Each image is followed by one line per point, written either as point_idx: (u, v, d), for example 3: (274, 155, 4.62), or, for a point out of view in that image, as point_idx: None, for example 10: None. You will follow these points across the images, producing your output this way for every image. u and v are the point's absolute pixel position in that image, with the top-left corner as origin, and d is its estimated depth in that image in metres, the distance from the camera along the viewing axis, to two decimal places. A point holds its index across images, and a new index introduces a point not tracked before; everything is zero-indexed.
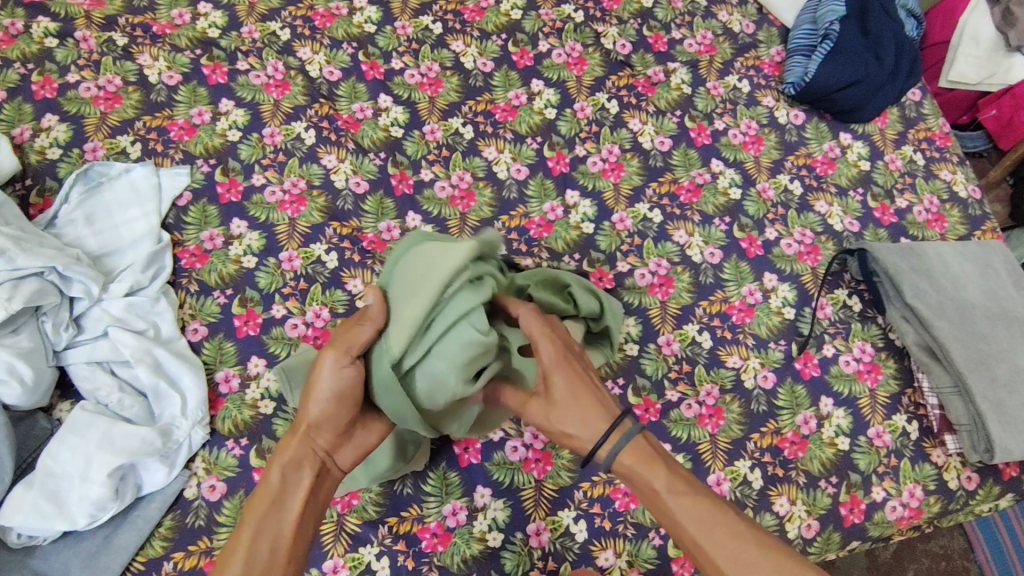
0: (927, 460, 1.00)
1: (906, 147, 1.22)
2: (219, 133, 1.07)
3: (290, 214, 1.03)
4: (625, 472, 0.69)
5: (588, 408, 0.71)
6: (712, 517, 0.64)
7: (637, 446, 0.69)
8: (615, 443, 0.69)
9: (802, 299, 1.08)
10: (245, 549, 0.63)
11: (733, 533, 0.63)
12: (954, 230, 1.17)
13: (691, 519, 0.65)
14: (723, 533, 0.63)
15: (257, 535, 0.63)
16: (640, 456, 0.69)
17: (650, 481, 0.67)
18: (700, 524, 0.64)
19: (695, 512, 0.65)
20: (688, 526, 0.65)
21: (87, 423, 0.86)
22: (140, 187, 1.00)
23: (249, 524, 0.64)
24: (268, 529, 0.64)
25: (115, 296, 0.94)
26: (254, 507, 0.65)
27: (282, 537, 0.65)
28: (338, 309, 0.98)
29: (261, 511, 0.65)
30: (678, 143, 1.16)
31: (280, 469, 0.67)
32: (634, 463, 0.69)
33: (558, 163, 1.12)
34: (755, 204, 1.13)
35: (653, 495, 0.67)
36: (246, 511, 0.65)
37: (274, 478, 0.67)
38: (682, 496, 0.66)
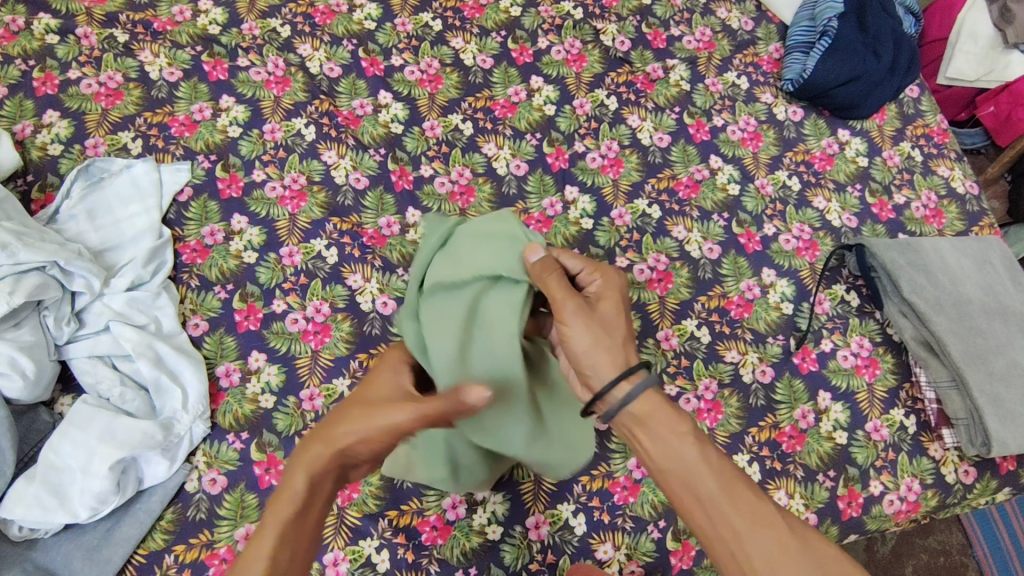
0: (925, 454, 1.00)
1: (904, 143, 1.23)
2: (220, 130, 1.08)
3: (291, 210, 1.04)
4: (644, 417, 0.68)
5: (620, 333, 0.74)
6: (731, 478, 0.66)
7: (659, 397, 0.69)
8: (639, 382, 0.69)
9: (800, 294, 1.08)
10: (266, 558, 0.62)
11: (750, 495, 0.65)
12: (952, 226, 1.17)
13: (709, 474, 0.66)
14: (745, 498, 0.65)
15: (281, 544, 0.63)
16: (657, 408, 0.69)
17: (676, 431, 0.67)
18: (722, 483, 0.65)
19: (715, 470, 0.66)
20: (706, 481, 0.66)
21: (89, 416, 0.87)
22: (141, 183, 1.01)
23: (272, 530, 0.63)
24: (290, 537, 0.64)
25: (116, 291, 0.94)
26: (278, 510, 0.65)
27: (302, 542, 0.65)
28: (338, 303, 0.99)
29: (286, 520, 0.64)
30: (677, 139, 1.17)
31: (306, 476, 0.66)
32: (652, 413, 0.68)
33: (558, 159, 1.13)
34: (753, 200, 1.14)
35: (672, 445, 0.67)
36: (268, 513, 0.65)
37: (300, 485, 0.65)
38: (707, 452, 0.67)
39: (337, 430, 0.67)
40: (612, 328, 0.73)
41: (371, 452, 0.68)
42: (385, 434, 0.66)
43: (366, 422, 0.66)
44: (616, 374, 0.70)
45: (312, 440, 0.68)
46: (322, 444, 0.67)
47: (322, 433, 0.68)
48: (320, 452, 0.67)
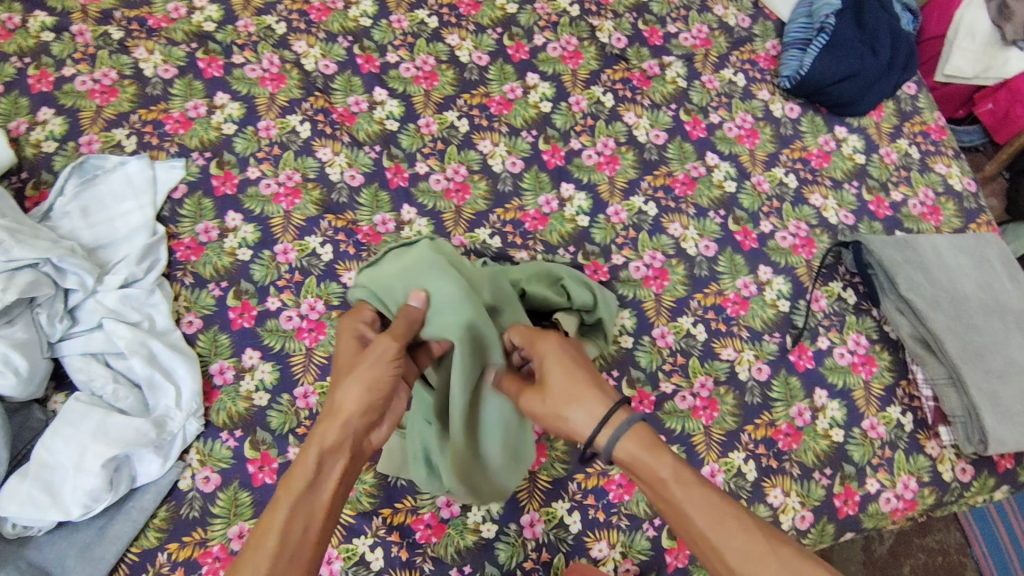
0: (921, 452, 1.00)
1: (901, 140, 1.22)
2: (215, 127, 1.07)
3: (285, 207, 1.03)
4: (625, 457, 0.67)
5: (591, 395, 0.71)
6: (721, 513, 0.62)
7: (639, 437, 0.67)
8: (616, 426, 0.68)
9: (797, 292, 1.08)
10: (276, 535, 0.60)
11: (743, 530, 0.61)
12: (949, 223, 1.17)
13: (696, 511, 0.62)
14: (734, 529, 0.61)
15: (293, 516, 0.62)
16: (640, 449, 0.66)
17: (655, 470, 0.65)
18: (710, 514, 0.62)
19: (701, 506, 0.62)
20: (696, 518, 0.62)
21: (82, 414, 0.86)
22: (135, 180, 1.01)
23: (281, 507, 0.62)
24: (302, 513, 0.62)
25: (109, 288, 0.94)
26: (289, 489, 0.63)
27: (315, 524, 0.63)
28: (332, 301, 0.99)
29: (297, 495, 0.63)
30: (673, 137, 1.16)
31: (318, 453, 0.66)
32: (635, 453, 0.66)
33: (553, 156, 1.12)
34: (749, 197, 1.13)
35: (657, 485, 0.65)
36: (278, 492, 0.63)
37: (311, 459, 0.65)
38: (689, 486, 0.63)
39: (336, 401, 0.70)
40: (580, 392, 0.71)
41: (376, 407, 0.70)
42: (382, 371, 0.71)
43: (358, 376, 0.70)
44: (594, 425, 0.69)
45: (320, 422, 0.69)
46: (327, 421, 0.69)
47: (326, 411, 0.70)
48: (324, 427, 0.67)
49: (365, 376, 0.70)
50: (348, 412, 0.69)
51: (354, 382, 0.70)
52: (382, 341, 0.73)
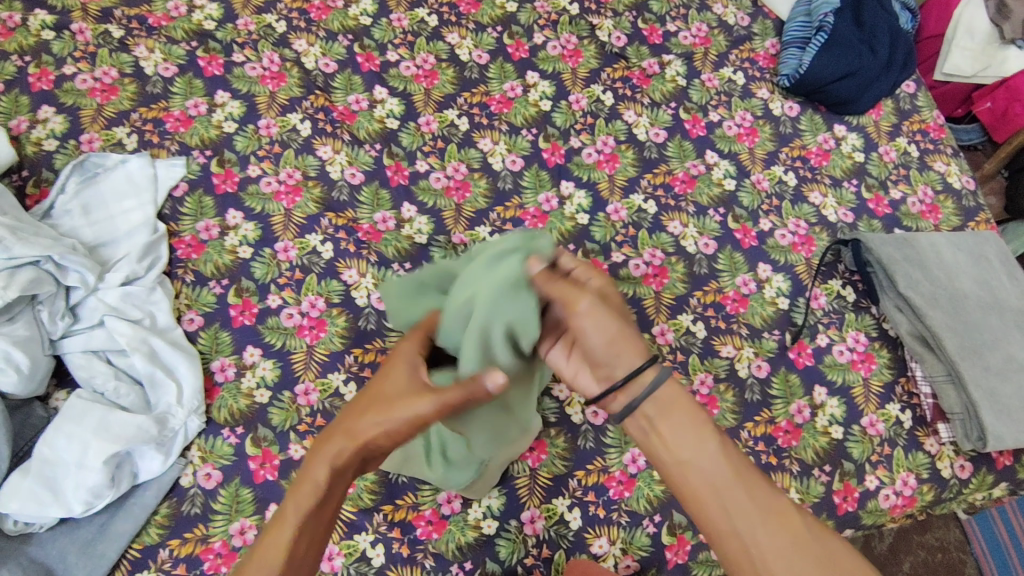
0: (920, 449, 1.00)
1: (900, 138, 1.23)
2: (215, 125, 1.08)
3: (286, 205, 1.04)
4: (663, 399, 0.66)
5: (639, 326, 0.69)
6: (749, 471, 0.64)
7: (679, 387, 0.67)
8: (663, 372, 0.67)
9: (796, 290, 1.08)
10: (281, 550, 0.63)
11: (766, 491, 0.64)
12: (948, 221, 1.17)
13: (727, 465, 0.64)
14: (757, 489, 0.64)
15: (298, 536, 0.64)
16: (678, 398, 0.67)
17: (695, 419, 0.66)
18: (739, 470, 0.64)
19: (731, 461, 0.65)
20: (727, 470, 0.64)
21: (84, 411, 0.87)
22: (136, 178, 1.01)
23: (288, 525, 0.63)
24: (310, 526, 0.65)
25: (111, 285, 0.94)
26: (298, 504, 0.64)
27: (318, 532, 0.66)
28: (333, 299, 0.99)
29: (305, 515, 0.64)
30: (673, 135, 1.17)
31: (328, 469, 0.65)
32: (671, 406, 0.66)
33: (553, 155, 1.12)
34: (749, 195, 1.14)
35: (693, 435, 0.65)
36: (288, 502, 0.65)
37: (322, 479, 0.64)
38: (724, 440, 0.66)
39: (359, 425, 0.65)
40: (625, 315, 0.70)
41: (395, 442, 0.67)
42: (411, 428, 0.64)
43: (391, 420, 0.64)
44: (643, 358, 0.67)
45: (334, 434, 0.66)
46: (344, 440, 0.65)
47: (343, 428, 0.66)
48: (341, 448, 0.65)
49: (391, 422, 0.64)
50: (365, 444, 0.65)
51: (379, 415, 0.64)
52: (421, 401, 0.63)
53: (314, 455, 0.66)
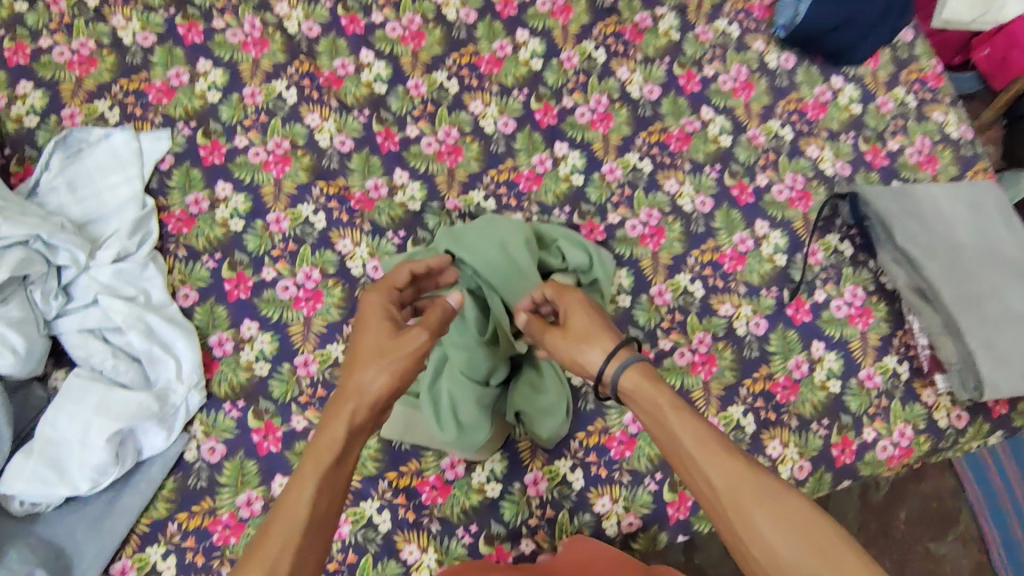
0: (917, 401, 1.01)
1: (898, 89, 1.20)
2: (199, 95, 1.05)
3: (275, 175, 1.02)
4: (627, 390, 0.70)
5: (603, 340, 0.73)
6: (715, 443, 0.64)
7: (640, 372, 0.69)
8: (620, 361, 0.71)
9: (793, 246, 1.07)
10: (308, 503, 0.62)
11: (730, 459, 0.62)
12: (946, 172, 1.16)
13: (688, 437, 0.65)
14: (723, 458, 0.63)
15: (320, 492, 0.63)
16: (638, 382, 0.69)
17: (654, 398, 0.67)
18: (701, 445, 0.64)
19: (694, 435, 0.65)
20: (688, 446, 0.64)
21: (83, 390, 0.87)
22: (122, 153, 0.99)
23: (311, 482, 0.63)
24: (329, 485, 0.64)
25: (102, 262, 0.93)
26: (317, 460, 0.64)
27: (334, 500, 0.64)
28: (328, 269, 0.99)
29: (326, 468, 0.64)
30: (667, 91, 1.14)
31: (346, 425, 0.66)
32: (633, 388, 0.70)
33: (546, 115, 1.10)
34: (745, 151, 1.12)
35: (654, 413, 0.67)
36: (308, 462, 0.64)
37: (340, 433, 0.66)
38: (686, 417, 0.66)
39: (365, 379, 0.68)
40: (594, 335, 0.74)
41: (400, 388, 0.71)
42: (414, 364, 0.70)
43: (391, 362, 0.69)
44: (602, 360, 0.72)
45: (343, 395, 0.68)
46: (355, 399, 0.68)
47: (352, 386, 0.68)
48: (352, 407, 0.67)
49: (391, 362, 0.69)
50: (376, 395, 0.68)
51: (383, 369, 0.68)
52: (412, 334, 0.70)
53: (329, 419, 0.67)
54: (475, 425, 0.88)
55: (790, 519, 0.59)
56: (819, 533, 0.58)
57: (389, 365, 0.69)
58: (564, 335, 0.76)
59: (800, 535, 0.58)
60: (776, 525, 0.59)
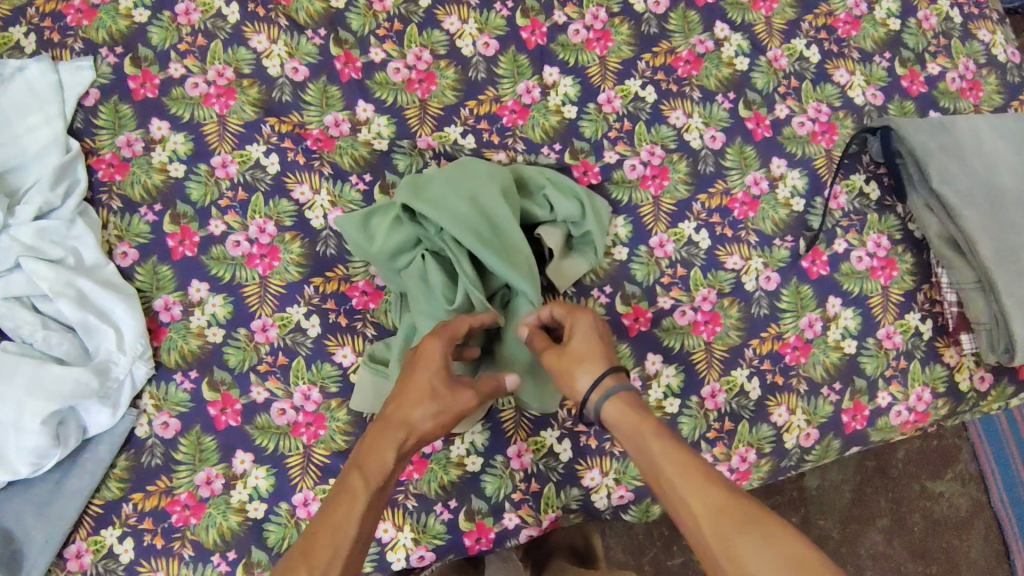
0: (938, 361, 0.92)
1: (942, 0, 1.04)
2: (124, 15, 0.89)
3: (218, 110, 0.88)
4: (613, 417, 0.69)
5: (595, 363, 0.72)
6: (695, 465, 0.61)
7: (626, 400, 0.69)
8: (605, 390, 0.70)
9: (814, 188, 0.95)
10: (355, 527, 0.60)
11: (707, 481, 0.60)
12: (989, 100, 1.02)
13: (667, 461, 0.63)
14: (699, 477, 0.60)
15: (366, 517, 0.62)
16: (621, 411, 0.69)
17: (637, 423, 0.67)
18: (680, 467, 0.62)
19: (672, 459, 0.63)
20: (665, 466, 0.63)
21: (11, 366, 0.77)
22: (38, 87, 0.85)
23: (362, 501, 0.62)
24: (373, 512, 0.63)
25: (23, 220, 0.81)
26: (368, 481, 0.64)
27: (372, 527, 0.64)
28: (285, 222, 0.87)
29: (376, 492, 0.63)
30: (676, 4, 0.98)
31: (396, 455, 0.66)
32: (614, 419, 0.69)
33: (534, 34, 0.94)
34: (764, 76, 0.97)
35: (636, 439, 0.66)
36: (359, 480, 0.63)
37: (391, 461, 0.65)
38: (667, 441, 0.64)
39: (417, 415, 0.68)
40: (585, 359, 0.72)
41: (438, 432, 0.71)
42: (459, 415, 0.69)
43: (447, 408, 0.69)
44: (588, 384, 0.71)
45: (392, 423, 0.68)
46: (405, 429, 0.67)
47: (401, 418, 0.68)
48: (403, 438, 0.67)
49: (441, 405, 0.68)
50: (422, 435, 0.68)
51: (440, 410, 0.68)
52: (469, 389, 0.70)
53: (379, 442, 0.67)
54: None
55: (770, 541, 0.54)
56: (798, 553, 0.53)
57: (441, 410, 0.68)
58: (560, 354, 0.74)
59: (776, 551, 0.54)
60: (756, 545, 0.54)
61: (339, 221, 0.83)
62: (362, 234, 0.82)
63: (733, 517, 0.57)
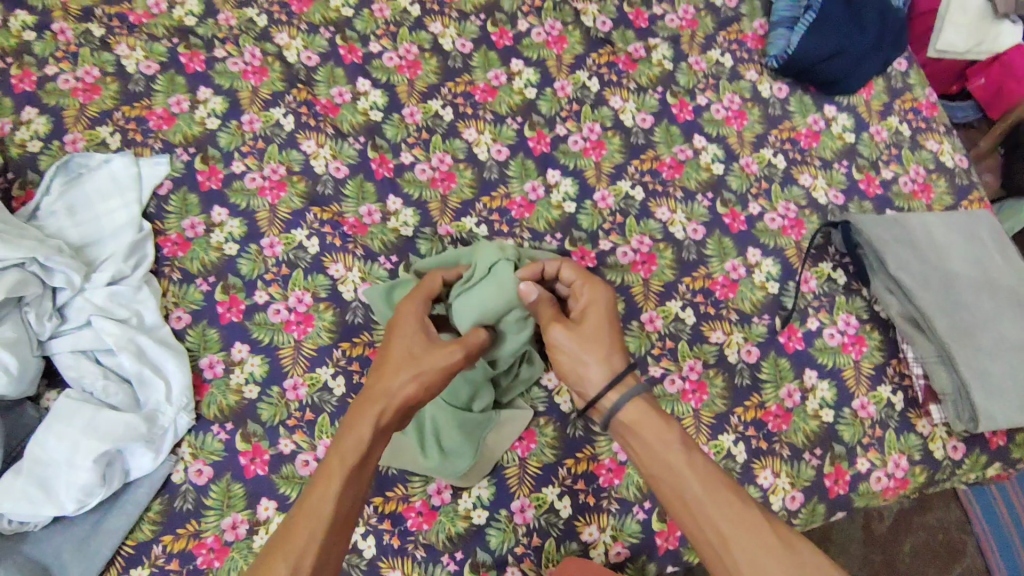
0: (912, 431, 1.00)
1: (892, 118, 1.21)
2: (198, 122, 1.07)
3: (270, 200, 1.03)
4: (628, 421, 0.76)
5: (608, 350, 0.79)
6: (718, 479, 0.71)
7: (644, 402, 0.77)
8: (624, 390, 0.77)
9: (786, 273, 1.07)
10: (332, 504, 0.69)
11: (735, 499, 0.70)
12: (940, 201, 1.16)
13: (694, 473, 0.72)
14: (725, 493, 0.70)
15: (347, 487, 0.70)
16: (641, 416, 0.76)
17: (660, 431, 0.74)
18: (705, 481, 0.71)
19: (698, 470, 0.72)
20: (692, 480, 0.71)
21: (73, 411, 0.87)
22: (121, 177, 1.01)
23: (340, 477, 0.70)
24: (354, 483, 0.71)
25: (97, 285, 0.94)
26: (345, 456, 0.72)
27: (356, 497, 0.72)
28: (320, 293, 1.00)
29: (352, 465, 0.71)
30: (660, 120, 1.15)
31: (372, 428, 0.74)
32: (633, 420, 0.76)
33: (539, 143, 1.11)
34: (737, 179, 1.13)
35: (658, 445, 0.74)
36: (336, 458, 0.72)
37: (367, 434, 0.73)
38: (691, 453, 0.73)
39: (395, 385, 0.76)
40: (604, 339, 0.80)
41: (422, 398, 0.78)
42: (436, 368, 0.78)
43: (417, 372, 0.77)
44: (605, 383, 0.77)
45: (371, 399, 0.76)
46: (385, 399, 0.75)
47: (380, 392, 0.76)
48: (380, 410, 0.75)
49: (418, 369, 0.77)
50: (405, 398, 0.76)
51: (413, 376, 0.77)
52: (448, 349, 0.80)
53: (359, 415, 0.74)
54: (459, 451, 0.91)
55: (791, 558, 0.67)
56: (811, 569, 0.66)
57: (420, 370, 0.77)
58: (573, 332, 0.80)
59: (795, 562, 0.66)
60: (780, 563, 0.66)
61: (367, 293, 0.96)
62: (385, 303, 0.95)
63: (758, 535, 0.68)
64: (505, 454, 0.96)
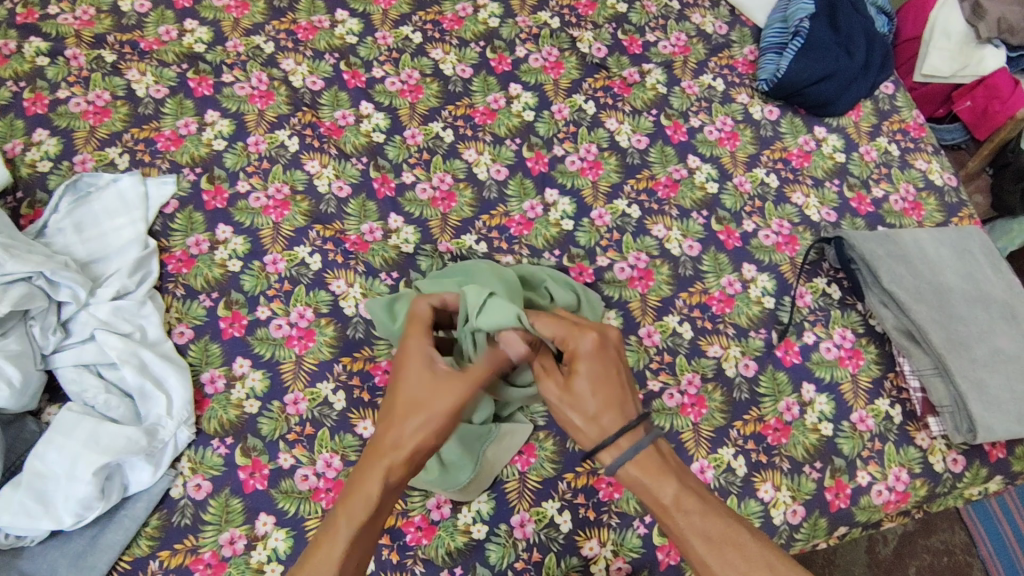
0: (911, 444, 1.00)
1: (880, 138, 1.24)
2: (205, 143, 1.10)
3: (274, 219, 1.05)
4: (631, 483, 0.73)
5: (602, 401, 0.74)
6: (722, 538, 0.68)
7: (638, 462, 0.72)
8: (620, 451, 0.72)
9: (781, 289, 1.09)
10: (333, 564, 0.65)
11: (740, 559, 0.67)
12: (931, 218, 1.18)
13: (698, 538, 0.69)
14: (731, 553, 0.67)
15: (349, 546, 0.67)
16: (639, 479, 0.72)
17: (657, 495, 0.71)
18: (709, 543, 0.68)
19: (700, 533, 0.69)
20: (696, 544, 0.69)
21: (74, 423, 0.88)
22: (127, 196, 1.03)
23: (343, 539, 0.67)
24: (357, 543, 0.68)
25: (102, 300, 0.95)
26: (350, 515, 0.68)
27: (358, 554, 0.68)
28: (321, 309, 1.01)
29: (358, 523, 0.68)
30: (655, 141, 1.18)
31: (380, 483, 0.69)
32: (644, 478, 0.72)
33: (537, 163, 1.14)
34: (731, 198, 1.15)
35: (659, 511, 0.71)
36: (341, 515, 0.68)
37: (375, 490, 0.69)
38: (690, 513, 0.70)
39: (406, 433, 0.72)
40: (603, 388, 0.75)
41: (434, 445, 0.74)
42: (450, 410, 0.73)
43: (428, 419, 0.73)
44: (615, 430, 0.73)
45: (382, 449, 0.71)
46: (394, 452, 0.71)
47: (390, 443, 0.72)
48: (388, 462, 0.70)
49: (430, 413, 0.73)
50: (416, 448, 0.71)
51: (427, 421, 0.72)
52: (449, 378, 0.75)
53: (367, 469, 0.70)
54: (458, 464, 0.90)
55: None
56: None
57: (424, 413, 0.73)
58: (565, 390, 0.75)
59: None
60: None
61: (368, 305, 0.97)
62: (386, 314, 0.95)
63: None
64: (505, 468, 0.96)
